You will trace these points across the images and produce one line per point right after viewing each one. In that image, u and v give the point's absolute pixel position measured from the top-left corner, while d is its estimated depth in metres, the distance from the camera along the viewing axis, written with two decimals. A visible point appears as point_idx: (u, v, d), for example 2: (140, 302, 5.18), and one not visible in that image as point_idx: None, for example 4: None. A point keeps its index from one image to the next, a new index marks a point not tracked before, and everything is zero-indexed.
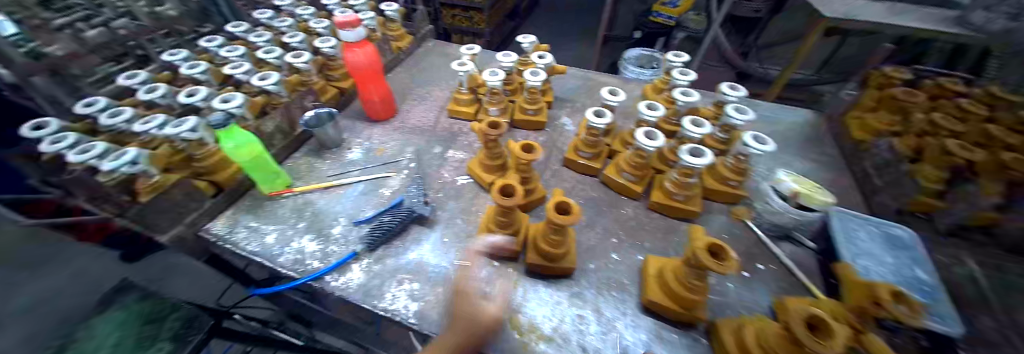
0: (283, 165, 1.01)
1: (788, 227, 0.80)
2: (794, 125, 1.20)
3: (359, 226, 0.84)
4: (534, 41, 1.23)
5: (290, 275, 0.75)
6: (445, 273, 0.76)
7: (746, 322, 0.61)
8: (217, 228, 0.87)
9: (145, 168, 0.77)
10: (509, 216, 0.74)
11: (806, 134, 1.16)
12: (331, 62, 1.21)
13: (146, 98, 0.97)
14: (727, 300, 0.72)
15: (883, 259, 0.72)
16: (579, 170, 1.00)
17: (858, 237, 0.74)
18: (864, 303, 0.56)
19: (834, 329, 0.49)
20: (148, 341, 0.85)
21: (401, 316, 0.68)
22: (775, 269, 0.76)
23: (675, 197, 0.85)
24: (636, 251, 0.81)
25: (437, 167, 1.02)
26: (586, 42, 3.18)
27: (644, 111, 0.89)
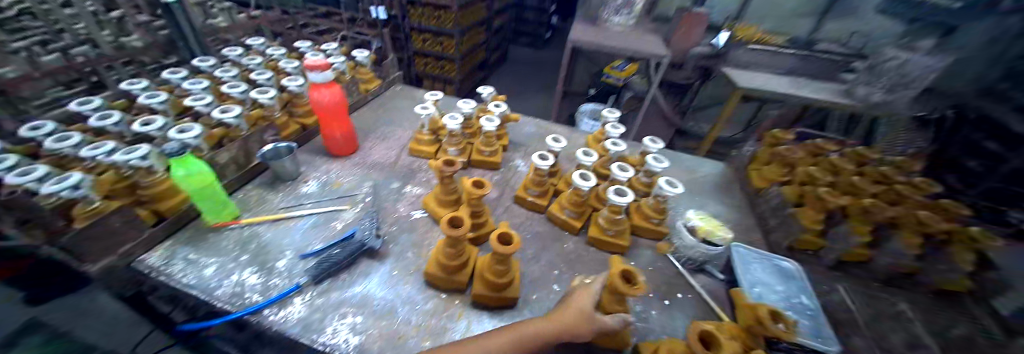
0: (233, 196, 1.01)
1: (702, 261, 0.92)
2: (713, 173, 1.40)
3: (306, 259, 0.85)
4: (492, 92, 1.38)
5: (225, 308, 0.74)
6: (390, 305, 0.79)
7: (660, 344, 0.69)
8: (153, 259, 0.84)
9: (87, 193, 0.80)
10: (456, 247, 0.79)
11: (723, 181, 1.36)
12: (296, 99, 1.26)
13: (96, 125, 0.97)
14: (651, 326, 0.79)
15: (775, 287, 0.84)
16: (527, 206, 1.09)
17: (755, 269, 0.87)
18: (751, 323, 0.66)
19: (723, 344, 0.58)
20: None
21: (338, 351, 0.69)
22: (692, 298, 0.86)
23: (607, 232, 0.96)
24: (575, 281, 0.89)
25: (393, 201, 1.07)
26: (547, 95, 3.50)
27: (581, 156, 1.02)
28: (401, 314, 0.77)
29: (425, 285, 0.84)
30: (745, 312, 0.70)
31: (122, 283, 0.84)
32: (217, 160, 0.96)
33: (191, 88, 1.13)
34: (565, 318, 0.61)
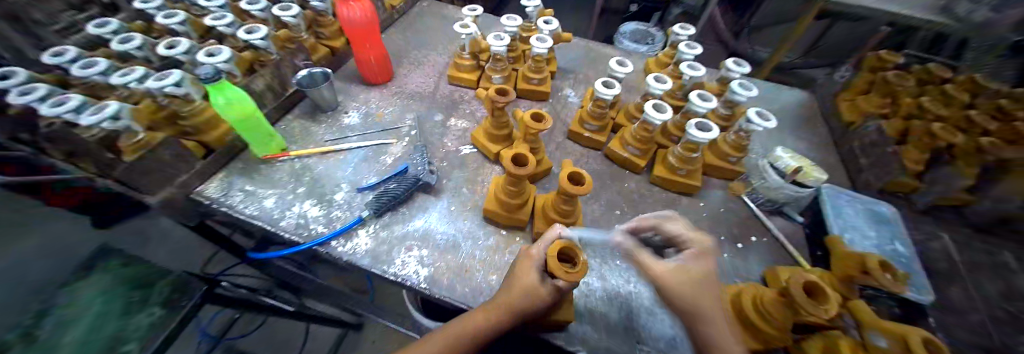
0: (275, 127, 0.96)
1: (782, 203, 0.85)
2: (789, 105, 1.23)
3: (363, 193, 0.82)
4: (540, 6, 1.18)
5: (294, 239, 0.73)
6: (454, 240, 0.77)
7: (744, 289, 0.65)
8: (209, 190, 0.83)
9: (128, 124, 0.76)
10: (519, 185, 0.74)
11: (801, 116, 1.19)
12: (319, 17, 1.12)
13: (118, 50, 0.89)
14: (722, 269, 0.76)
15: (867, 233, 0.77)
16: (584, 142, 1.00)
17: (846, 214, 0.80)
18: (851, 272, 0.61)
19: (830, 292, 0.54)
20: (137, 306, 0.83)
21: (411, 281, 0.69)
22: (767, 241, 0.81)
23: (677, 172, 0.87)
24: (639, 222, 0.84)
25: (439, 135, 1.00)
26: (581, 14, 3.08)
27: (653, 85, 0.90)
28: (466, 249, 0.76)
29: (485, 221, 0.82)
30: (842, 260, 0.64)
31: (187, 213, 0.85)
32: (251, 87, 0.89)
33: (208, 6, 1.01)
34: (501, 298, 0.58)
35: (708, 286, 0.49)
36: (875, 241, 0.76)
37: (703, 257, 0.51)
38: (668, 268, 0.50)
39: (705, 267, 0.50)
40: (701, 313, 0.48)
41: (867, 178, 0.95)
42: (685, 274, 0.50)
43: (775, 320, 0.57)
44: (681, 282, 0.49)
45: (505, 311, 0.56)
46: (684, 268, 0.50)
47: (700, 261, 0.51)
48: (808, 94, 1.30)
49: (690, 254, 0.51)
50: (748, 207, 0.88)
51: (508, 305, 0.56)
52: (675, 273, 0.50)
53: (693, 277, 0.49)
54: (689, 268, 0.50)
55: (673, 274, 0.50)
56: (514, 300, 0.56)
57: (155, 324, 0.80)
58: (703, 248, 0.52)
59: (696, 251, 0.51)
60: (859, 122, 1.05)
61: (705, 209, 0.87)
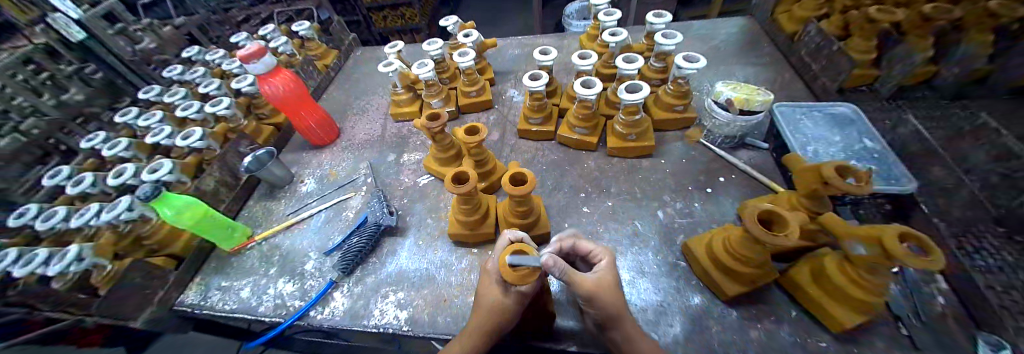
0: (239, 217, 0.97)
1: (739, 135, 0.83)
2: (731, 34, 1.21)
3: (331, 255, 0.83)
4: (457, 21, 1.19)
5: (275, 321, 0.74)
6: (427, 273, 0.77)
7: (716, 234, 0.63)
8: (188, 298, 0.84)
9: (94, 260, 0.78)
10: (471, 202, 0.73)
11: (745, 42, 1.17)
12: (254, 100, 1.14)
13: (74, 192, 0.91)
14: (696, 219, 0.74)
15: (830, 139, 0.74)
16: (535, 137, 1.00)
17: (804, 125, 0.77)
18: (814, 186, 0.58)
19: (789, 216, 0.51)
20: None
21: (392, 327, 0.68)
22: (736, 178, 0.79)
23: (627, 138, 0.86)
24: (605, 198, 0.82)
25: (395, 174, 1.00)
26: (525, 10, 3.11)
27: (577, 62, 0.89)
28: (441, 278, 0.75)
29: (455, 245, 0.81)
30: (802, 176, 0.61)
31: (177, 324, 0.86)
32: (203, 187, 0.91)
33: (148, 124, 1.04)
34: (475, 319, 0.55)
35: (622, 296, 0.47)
36: (842, 144, 0.74)
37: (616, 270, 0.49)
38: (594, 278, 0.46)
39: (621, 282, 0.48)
40: (621, 319, 0.47)
41: (824, 82, 0.92)
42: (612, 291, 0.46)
43: (751, 259, 0.55)
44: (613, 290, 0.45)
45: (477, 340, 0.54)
46: (605, 279, 0.47)
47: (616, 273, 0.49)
48: (748, 17, 1.28)
49: (606, 264, 0.49)
50: (709, 149, 0.86)
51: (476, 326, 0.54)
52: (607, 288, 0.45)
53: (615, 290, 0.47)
54: (608, 277, 0.47)
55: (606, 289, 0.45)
56: (485, 325, 0.54)
57: None
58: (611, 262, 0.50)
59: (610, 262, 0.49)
60: (799, 29, 1.02)
61: (668, 165, 0.85)
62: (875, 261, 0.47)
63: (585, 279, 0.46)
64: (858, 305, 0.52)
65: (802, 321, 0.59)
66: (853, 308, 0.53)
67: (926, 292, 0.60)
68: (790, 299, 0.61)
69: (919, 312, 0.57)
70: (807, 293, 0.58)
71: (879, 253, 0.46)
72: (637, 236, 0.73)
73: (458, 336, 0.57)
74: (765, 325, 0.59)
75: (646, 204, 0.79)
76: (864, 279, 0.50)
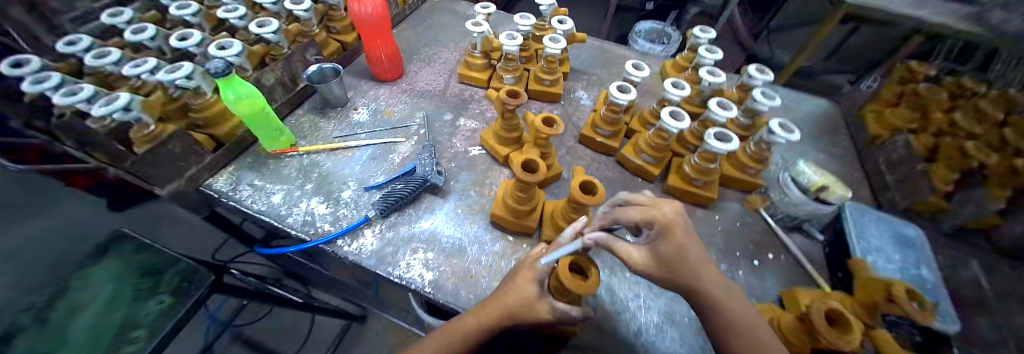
0: (285, 122, 0.96)
1: (800, 219, 0.82)
2: (809, 115, 1.18)
3: (371, 192, 0.82)
4: (553, 5, 1.15)
5: (300, 237, 0.73)
6: (460, 244, 0.76)
7: (759, 309, 0.63)
8: (218, 184, 0.83)
9: (139, 116, 0.74)
10: (530, 192, 0.71)
11: (822, 127, 1.15)
12: (332, 11, 1.11)
13: (132, 40, 0.87)
14: (736, 286, 0.73)
15: (891, 255, 0.74)
16: (595, 148, 0.98)
17: (869, 233, 0.77)
18: (878, 298, 0.59)
19: (854, 321, 0.51)
20: (146, 293, 0.84)
21: (415, 284, 0.68)
22: (783, 259, 0.78)
23: (693, 183, 0.85)
24: None
25: (448, 135, 0.98)
26: (594, 11, 3.02)
27: (670, 90, 0.88)
28: (472, 253, 0.74)
29: (492, 226, 0.80)
30: (867, 284, 0.62)
31: (197, 203, 0.86)
32: (263, 81, 0.89)
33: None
34: (504, 300, 0.55)
35: (692, 256, 0.48)
36: (900, 265, 0.73)
37: (671, 237, 0.48)
38: (641, 255, 0.51)
39: (679, 248, 0.48)
40: (698, 278, 0.48)
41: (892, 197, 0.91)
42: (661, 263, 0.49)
43: (793, 346, 0.55)
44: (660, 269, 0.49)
45: (497, 321, 0.54)
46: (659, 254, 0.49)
47: (667, 242, 0.49)
48: (831, 103, 1.25)
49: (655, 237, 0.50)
50: (765, 221, 0.85)
51: (506, 308, 0.54)
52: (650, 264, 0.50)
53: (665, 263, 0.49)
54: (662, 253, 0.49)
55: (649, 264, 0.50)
56: (513, 305, 0.54)
57: (163, 312, 0.81)
58: (665, 229, 0.49)
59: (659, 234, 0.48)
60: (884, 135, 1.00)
61: (720, 222, 0.85)
62: None
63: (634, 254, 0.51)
64: None
65: None
66: None
67: None
68: None
69: None
70: None
71: None
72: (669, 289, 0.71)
73: (479, 303, 0.58)
74: None
75: None
76: None
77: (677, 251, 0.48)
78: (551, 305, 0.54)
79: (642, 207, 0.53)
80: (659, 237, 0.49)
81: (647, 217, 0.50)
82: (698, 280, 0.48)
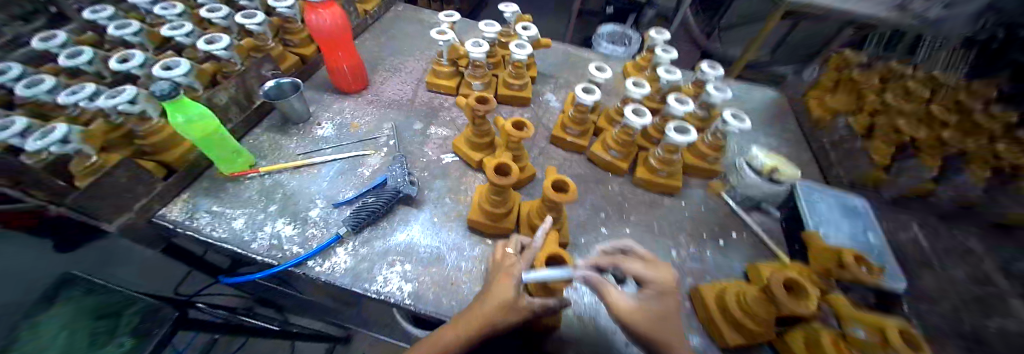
0: (244, 143, 0.91)
1: (759, 199, 0.88)
2: (759, 104, 1.27)
3: (340, 208, 0.79)
4: (517, 11, 1.17)
5: (267, 262, 0.70)
6: (438, 253, 0.75)
7: (728, 286, 0.67)
8: (173, 213, 0.78)
9: (79, 147, 0.69)
10: (504, 195, 0.71)
11: (771, 115, 1.24)
12: (288, 25, 1.07)
13: (66, 64, 0.81)
14: (706, 266, 0.78)
15: (840, 225, 0.80)
16: (566, 147, 1.00)
17: (819, 207, 0.83)
18: (830, 265, 0.65)
19: (809, 287, 0.55)
20: (104, 338, 0.80)
21: (394, 298, 0.66)
22: (746, 237, 0.83)
23: (659, 173, 0.89)
24: (623, 225, 0.84)
25: (419, 144, 0.97)
26: (558, 16, 3.10)
27: (632, 89, 0.91)
28: (451, 261, 0.74)
29: (470, 231, 0.80)
30: (820, 254, 0.68)
31: (151, 236, 0.80)
32: (216, 100, 0.84)
33: (165, 15, 0.94)
34: (479, 311, 0.53)
35: (671, 326, 0.49)
36: (849, 233, 0.80)
37: (666, 297, 0.51)
38: (629, 303, 0.50)
39: (667, 311, 0.50)
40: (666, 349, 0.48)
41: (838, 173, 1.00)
42: (645, 316, 0.49)
43: (761, 317, 0.59)
44: (642, 321, 0.48)
45: (477, 331, 0.52)
46: (644, 307, 0.50)
47: (663, 301, 0.50)
48: (779, 91, 1.35)
49: (647, 289, 0.52)
50: (727, 204, 0.91)
51: (481, 321, 0.52)
52: (638, 311, 0.49)
53: (653, 318, 0.49)
54: (648, 305, 0.50)
55: (642, 313, 0.49)
56: (485, 318, 0.52)
57: None
58: (661, 287, 0.51)
59: (656, 291, 0.51)
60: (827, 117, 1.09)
61: (687, 209, 0.89)
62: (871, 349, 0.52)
63: (622, 303, 0.50)
64: None
65: None
66: None
67: None
68: None
69: None
70: None
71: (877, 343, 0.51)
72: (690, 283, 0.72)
73: (454, 320, 0.56)
74: None
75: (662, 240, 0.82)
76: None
77: (660, 312, 0.50)
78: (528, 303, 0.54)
79: (643, 260, 0.55)
80: (657, 294, 0.51)
81: (652, 272, 0.53)
82: (669, 342, 0.48)
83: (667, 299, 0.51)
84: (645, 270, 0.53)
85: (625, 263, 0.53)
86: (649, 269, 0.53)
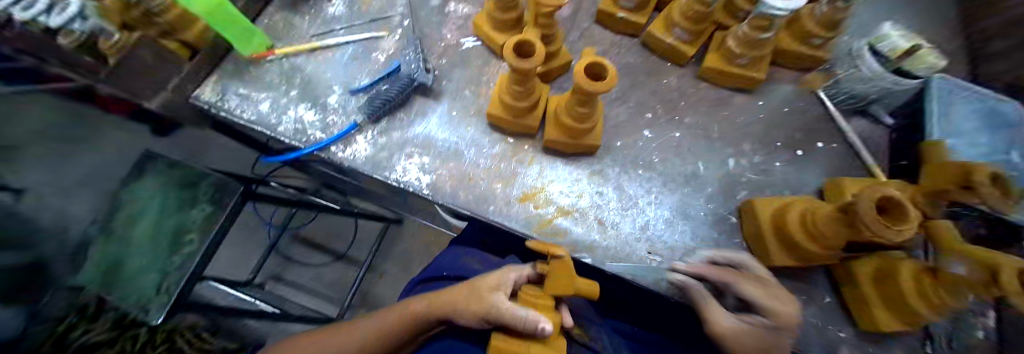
0: (257, 22, 0.84)
1: (869, 100, 0.68)
2: None
3: (357, 96, 0.75)
4: None
5: (294, 145, 0.70)
6: (456, 147, 0.70)
7: (794, 201, 0.56)
8: (206, 96, 0.77)
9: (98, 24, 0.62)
10: (527, 85, 0.60)
11: None
12: None
13: None
14: (771, 180, 0.67)
15: (979, 138, 0.60)
16: (616, 28, 0.81)
17: (956, 113, 0.61)
18: (947, 185, 0.48)
19: (909, 209, 0.42)
20: (189, 203, 0.94)
21: (414, 188, 0.66)
22: (835, 148, 0.69)
23: (735, 61, 0.69)
24: (674, 127, 0.71)
25: (437, 25, 0.84)
26: None
27: None
28: (469, 156, 0.69)
29: (491, 127, 0.72)
30: (939, 170, 0.51)
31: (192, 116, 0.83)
32: None
33: None
34: (418, 307, 0.55)
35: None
36: (986, 149, 0.60)
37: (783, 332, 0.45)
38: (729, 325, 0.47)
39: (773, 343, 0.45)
40: None
41: None
42: (749, 341, 0.46)
43: (827, 239, 0.49)
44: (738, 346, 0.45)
45: (401, 321, 0.54)
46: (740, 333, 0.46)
47: (775, 335, 0.45)
48: None
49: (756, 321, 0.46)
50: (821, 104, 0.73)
51: (411, 319, 0.54)
52: (744, 335, 0.46)
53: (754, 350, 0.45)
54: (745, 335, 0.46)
55: (742, 339, 0.46)
56: (414, 314, 0.54)
57: (207, 217, 0.94)
58: (781, 324, 0.45)
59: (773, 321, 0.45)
60: None
61: (762, 110, 0.73)
62: (965, 284, 0.42)
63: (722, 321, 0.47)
64: (903, 315, 0.50)
65: (830, 309, 0.58)
66: (894, 313, 0.51)
67: (962, 327, 0.58)
68: (831, 286, 0.59)
69: (951, 333, 0.58)
70: (855, 286, 0.55)
71: (974, 279, 0.41)
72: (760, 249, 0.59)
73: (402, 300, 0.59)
74: (790, 300, 0.58)
75: (718, 147, 0.70)
76: (937, 294, 0.45)
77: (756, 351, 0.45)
78: (494, 302, 0.50)
79: (761, 285, 0.48)
80: (780, 324, 0.45)
81: (772, 297, 0.46)
82: None
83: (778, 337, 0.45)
84: (762, 299, 0.46)
85: (743, 282, 0.48)
86: (767, 298, 0.46)
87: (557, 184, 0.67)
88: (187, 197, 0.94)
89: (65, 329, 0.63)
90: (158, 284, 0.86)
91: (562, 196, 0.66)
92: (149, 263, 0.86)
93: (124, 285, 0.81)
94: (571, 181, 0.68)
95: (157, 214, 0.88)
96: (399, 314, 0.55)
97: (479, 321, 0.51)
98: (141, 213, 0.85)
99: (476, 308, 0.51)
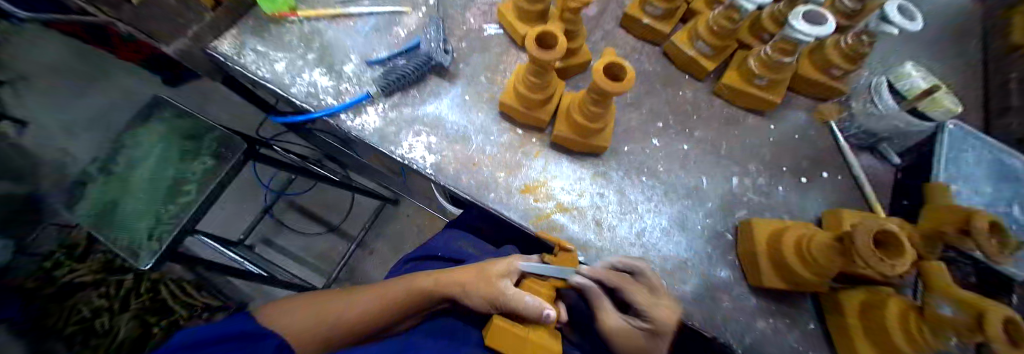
0: None
1: (880, 137, 0.68)
2: (929, 15, 0.91)
3: (373, 67, 0.75)
4: None
5: (305, 108, 0.70)
6: (464, 131, 0.70)
7: (791, 225, 0.56)
8: (224, 48, 0.76)
9: None
10: (543, 77, 0.60)
11: (940, 34, 0.89)
12: None
13: None
14: (770, 203, 0.68)
15: (983, 188, 0.61)
16: (640, 34, 0.80)
17: (963, 160, 0.61)
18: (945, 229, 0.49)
19: (908, 248, 0.42)
20: (192, 154, 0.93)
21: (417, 165, 0.66)
22: (840, 180, 0.69)
23: (754, 81, 0.69)
24: (682, 139, 0.72)
25: (461, 8, 0.84)
26: None
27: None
28: (476, 142, 0.69)
29: (501, 116, 0.73)
30: (939, 213, 0.52)
31: (207, 66, 0.84)
32: None
33: None
34: (413, 285, 0.55)
35: None
36: (988, 199, 0.60)
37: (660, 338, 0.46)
38: (618, 326, 0.48)
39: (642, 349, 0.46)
40: None
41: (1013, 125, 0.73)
42: (632, 339, 0.47)
43: (819, 267, 0.49)
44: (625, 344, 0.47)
45: (398, 303, 0.55)
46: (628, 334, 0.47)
47: (651, 341, 0.46)
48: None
49: (641, 325, 0.47)
50: (833, 136, 0.73)
51: (404, 298, 0.55)
52: (631, 336, 0.47)
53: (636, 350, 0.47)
54: (632, 338, 0.47)
55: (628, 336, 0.47)
56: (408, 296, 0.55)
57: (207, 172, 0.91)
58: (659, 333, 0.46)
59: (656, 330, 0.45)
60: None
61: (773, 134, 0.73)
62: (947, 326, 0.42)
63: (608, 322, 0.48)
64: None
65: (813, 336, 0.59)
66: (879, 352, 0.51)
67: None
68: (816, 314, 0.60)
69: None
70: (842, 319, 0.55)
71: (957, 322, 0.41)
72: (750, 268, 0.60)
73: (396, 278, 0.59)
74: (776, 324, 0.59)
75: (724, 164, 0.70)
76: (920, 334, 0.45)
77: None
78: (503, 288, 0.49)
79: (648, 292, 0.48)
80: (653, 332, 0.46)
81: (652, 306, 0.46)
82: None
83: (659, 340, 0.46)
84: (646, 306, 0.47)
85: (626, 288, 0.48)
86: (651, 308, 0.46)
87: (560, 180, 0.68)
88: (190, 149, 0.94)
89: (50, 265, 0.81)
90: (152, 230, 0.84)
91: (563, 193, 0.67)
92: (148, 208, 0.86)
93: (117, 226, 0.83)
94: (574, 179, 0.68)
95: (157, 163, 0.92)
96: (405, 289, 0.55)
97: (487, 305, 0.50)
98: (139, 160, 0.91)
99: (484, 292, 0.50)
